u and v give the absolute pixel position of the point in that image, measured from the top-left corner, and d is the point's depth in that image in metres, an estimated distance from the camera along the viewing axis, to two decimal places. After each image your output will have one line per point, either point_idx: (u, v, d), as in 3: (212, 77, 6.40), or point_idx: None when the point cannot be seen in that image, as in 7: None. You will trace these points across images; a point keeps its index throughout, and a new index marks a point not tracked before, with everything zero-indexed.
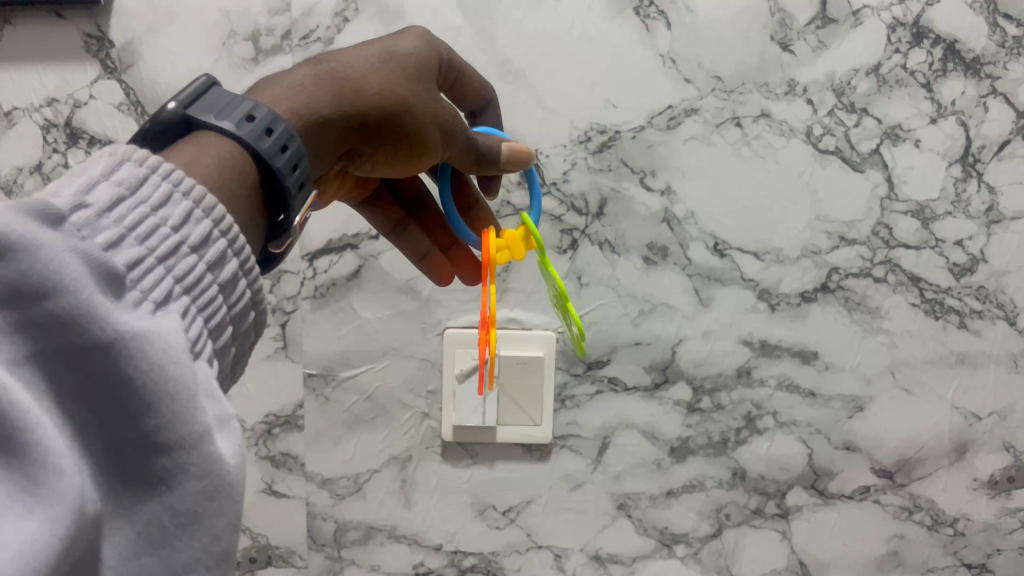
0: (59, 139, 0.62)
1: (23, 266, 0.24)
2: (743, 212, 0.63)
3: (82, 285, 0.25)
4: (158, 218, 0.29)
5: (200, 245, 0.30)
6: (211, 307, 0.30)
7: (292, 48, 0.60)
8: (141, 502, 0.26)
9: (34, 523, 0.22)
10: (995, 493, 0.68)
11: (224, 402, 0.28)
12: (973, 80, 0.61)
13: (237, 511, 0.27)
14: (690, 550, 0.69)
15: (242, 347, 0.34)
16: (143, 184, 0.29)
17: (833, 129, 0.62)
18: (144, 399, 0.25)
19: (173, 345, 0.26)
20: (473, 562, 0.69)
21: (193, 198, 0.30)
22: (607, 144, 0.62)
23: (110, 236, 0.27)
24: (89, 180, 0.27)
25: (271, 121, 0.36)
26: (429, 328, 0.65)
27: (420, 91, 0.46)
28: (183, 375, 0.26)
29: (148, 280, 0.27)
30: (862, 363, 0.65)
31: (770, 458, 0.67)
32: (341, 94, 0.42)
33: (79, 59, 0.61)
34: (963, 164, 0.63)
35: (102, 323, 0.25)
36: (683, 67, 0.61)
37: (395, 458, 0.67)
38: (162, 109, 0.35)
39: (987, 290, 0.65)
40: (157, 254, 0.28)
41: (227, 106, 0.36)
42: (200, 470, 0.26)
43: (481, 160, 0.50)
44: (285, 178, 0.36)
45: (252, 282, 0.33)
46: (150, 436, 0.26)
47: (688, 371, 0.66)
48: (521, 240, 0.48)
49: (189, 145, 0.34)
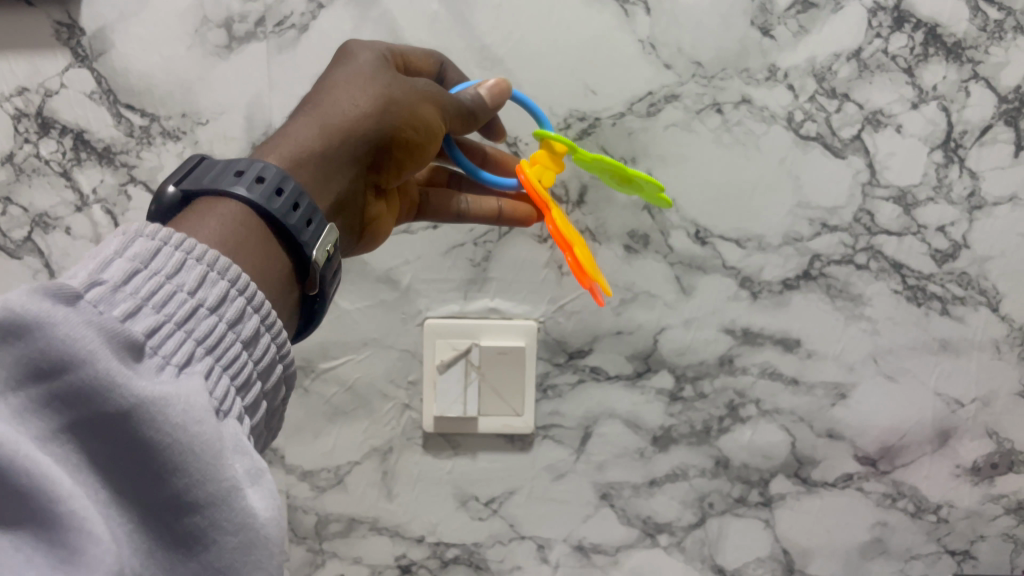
0: (30, 129, 0.61)
1: (40, 344, 0.27)
2: (725, 199, 0.63)
3: (98, 356, 0.28)
4: (173, 285, 0.32)
5: (218, 305, 0.33)
6: (236, 364, 0.33)
7: (266, 34, 0.60)
8: (179, 562, 0.30)
9: None
10: (979, 480, 0.68)
11: (256, 457, 0.31)
12: (955, 64, 0.61)
13: (276, 563, 0.30)
14: (673, 539, 0.68)
15: (274, 404, 0.37)
16: (156, 255, 0.32)
17: (814, 115, 0.61)
18: (170, 460, 0.29)
19: (196, 404, 0.29)
20: (455, 553, 0.68)
21: (206, 262, 0.33)
22: (587, 131, 0.62)
23: (126, 307, 0.30)
24: (104, 259, 0.30)
25: (260, 168, 0.39)
26: (409, 318, 0.64)
27: (393, 81, 0.46)
28: (206, 434, 0.29)
29: (169, 345, 0.31)
30: (844, 350, 0.65)
31: (753, 446, 0.67)
32: (329, 125, 0.44)
33: (49, 47, 0.60)
34: (945, 149, 0.62)
35: (122, 391, 0.28)
36: (663, 53, 0.60)
37: (375, 449, 0.66)
38: (162, 193, 0.38)
39: (969, 276, 0.64)
40: (176, 319, 0.31)
41: (219, 171, 0.39)
42: (234, 525, 0.29)
43: (474, 113, 0.50)
44: (289, 219, 0.38)
45: (277, 337, 0.36)
46: (180, 497, 0.29)
47: (670, 360, 0.65)
48: (547, 156, 0.54)
49: (192, 213, 0.37)
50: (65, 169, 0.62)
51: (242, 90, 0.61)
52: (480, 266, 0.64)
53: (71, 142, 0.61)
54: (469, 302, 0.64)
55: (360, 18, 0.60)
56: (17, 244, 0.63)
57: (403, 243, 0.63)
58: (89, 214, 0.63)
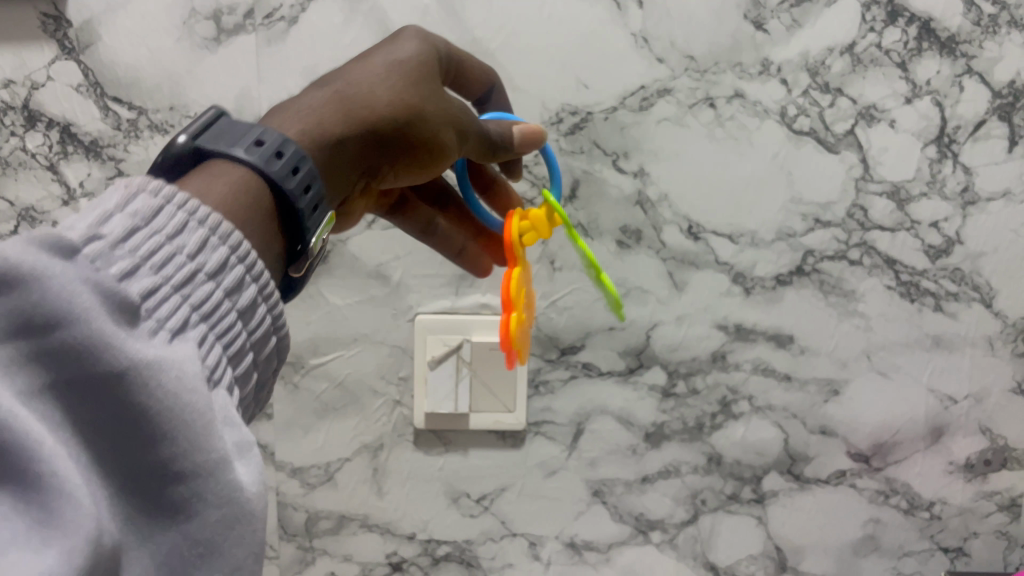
0: (16, 121, 0.60)
1: (34, 295, 0.24)
2: (717, 194, 0.62)
3: (93, 315, 0.25)
4: (172, 245, 0.28)
5: (217, 271, 0.30)
6: (230, 334, 0.30)
7: (255, 27, 0.59)
8: (160, 532, 0.26)
9: (52, 555, 0.22)
10: (972, 477, 0.67)
11: (243, 430, 0.28)
12: (949, 59, 0.61)
13: (259, 539, 0.27)
14: (666, 536, 0.68)
15: (265, 377, 0.34)
16: (158, 213, 0.29)
17: (807, 110, 0.61)
18: (159, 427, 0.25)
19: (189, 373, 0.26)
20: (447, 551, 0.68)
21: (209, 224, 0.30)
22: (579, 126, 0.61)
23: (123, 266, 0.27)
24: (102, 212, 0.27)
25: (281, 144, 0.35)
26: (399, 313, 0.64)
27: (430, 94, 0.43)
28: (199, 404, 0.26)
29: (164, 309, 0.27)
30: (837, 346, 0.65)
31: (746, 442, 0.66)
32: (353, 114, 0.41)
33: (35, 39, 0.59)
34: (939, 145, 0.62)
35: (115, 352, 0.25)
36: (655, 47, 0.60)
37: (366, 446, 0.66)
38: (172, 142, 0.34)
39: (963, 272, 0.64)
40: (173, 282, 0.28)
41: (237, 133, 0.35)
42: (218, 499, 0.26)
43: (496, 149, 0.48)
44: (299, 202, 0.35)
45: (274, 308, 0.33)
46: (166, 466, 0.26)
47: (662, 356, 0.65)
48: (546, 219, 0.48)
49: (200, 174, 0.33)
50: (52, 163, 0.61)
51: (231, 83, 0.60)
52: (471, 262, 0.64)
53: (57, 135, 0.61)
54: (460, 298, 0.64)
55: (350, 12, 0.59)
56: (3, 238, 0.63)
57: (394, 239, 0.63)
58: (76, 207, 0.62)
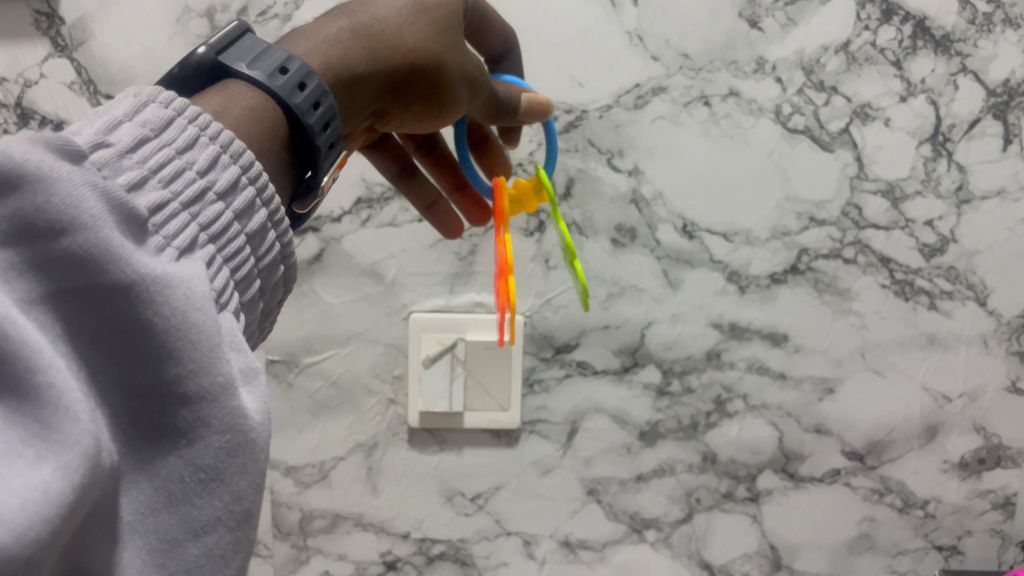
0: (9, 119, 0.60)
1: (38, 199, 0.22)
2: (712, 192, 0.62)
3: (101, 224, 0.23)
4: (183, 161, 0.28)
5: (227, 192, 0.29)
6: (239, 258, 0.29)
7: (249, 24, 0.59)
8: (162, 456, 0.25)
9: (47, 469, 0.21)
10: (966, 476, 0.67)
11: (249, 355, 0.28)
12: (943, 57, 0.61)
13: (259, 469, 0.27)
14: (661, 535, 0.68)
15: (269, 307, 0.34)
16: (168, 127, 0.28)
17: (802, 108, 0.61)
18: (164, 345, 0.24)
19: (197, 291, 0.25)
20: (441, 549, 0.68)
21: (219, 142, 0.29)
22: (574, 124, 0.61)
23: (132, 177, 0.25)
24: (111, 119, 0.26)
25: (304, 75, 0.35)
26: (394, 312, 0.64)
27: (452, 46, 0.43)
28: (206, 323, 0.25)
29: (172, 226, 0.26)
30: (832, 345, 0.65)
31: (740, 441, 0.66)
32: (374, 51, 0.40)
33: (28, 37, 0.59)
34: (933, 143, 0.62)
35: (122, 263, 0.23)
36: (650, 44, 0.60)
37: (360, 445, 0.66)
38: (193, 53, 0.34)
39: (957, 270, 0.64)
40: (183, 199, 0.27)
41: (262, 54, 0.35)
42: (222, 424, 0.25)
43: (501, 111, 0.48)
44: (316, 136, 0.35)
45: (282, 234, 0.32)
46: (170, 386, 0.24)
47: (657, 355, 0.65)
48: (532, 193, 0.49)
49: (220, 92, 0.33)
50: None
51: None
52: (466, 261, 0.64)
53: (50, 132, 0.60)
54: (455, 296, 0.64)
55: None
56: None
57: (389, 237, 0.63)
58: None
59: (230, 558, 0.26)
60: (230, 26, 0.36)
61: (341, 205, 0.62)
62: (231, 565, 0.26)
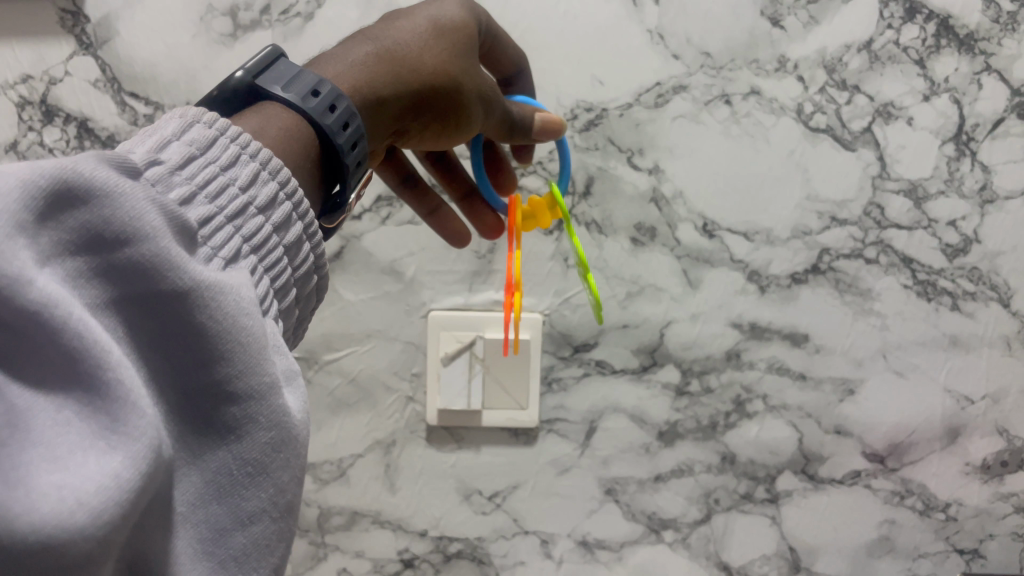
0: (34, 116, 0.60)
1: (106, 212, 0.23)
2: (734, 191, 0.62)
3: (161, 235, 0.24)
4: (226, 178, 0.28)
5: (267, 207, 0.29)
6: (277, 269, 0.29)
7: (271, 23, 0.60)
8: (211, 450, 0.25)
9: (118, 459, 0.21)
10: (988, 478, 0.67)
11: (289, 358, 0.28)
12: (967, 56, 0.60)
13: (300, 464, 0.27)
14: (679, 535, 0.67)
15: (305, 312, 0.35)
16: (212, 146, 0.28)
17: (824, 107, 0.61)
18: (218, 347, 0.24)
19: (244, 298, 0.26)
20: (458, 548, 0.67)
21: (259, 160, 0.30)
22: (594, 123, 0.61)
23: (182, 192, 0.26)
24: (161, 138, 0.26)
25: (335, 97, 0.35)
26: (413, 310, 0.64)
27: (469, 67, 0.43)
28: (254, 327, 0.25)
29: (219, 238, 0.27)
30: (853, 346, 0.64)
31: (760, 442, 0.66)
32: (399, 74, 0.41)
33: (53, 35, 0.59)
34: (957, 142, 0.62)
35: (180, 270, 0.24)
36: (671, 43, 0.60)
37: (379, 442, 0.66)
38: (230, 77, 0.34)
39: (980, 271, 0.63)
40: (226, 213, 0.27)
41: (295, 78, 0.35)
42: (268, 421, 0.25)
43: (514, 129, 0.48)
44: (345, 155, 0.36)
45: (316, 246, 0.32)
46: (220, 386, 0.25)
47: (676, 354, 0.65)
48: (546, 208, 0.51)
49: (256, 114, 0.33)
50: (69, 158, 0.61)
51: None
52: (484, 259, 0.64)
53: (75, 130, 0.61)
54: (474, 294, 0.64)
55: (365, 7, 0.60)
56: None
57: (409, 234, 0.63)
58: None
59: (274, 548, 0.26)
60: (264, 49, 0.36)
61: (361, 203, 0.63)
62: (274, 553, 0.26)
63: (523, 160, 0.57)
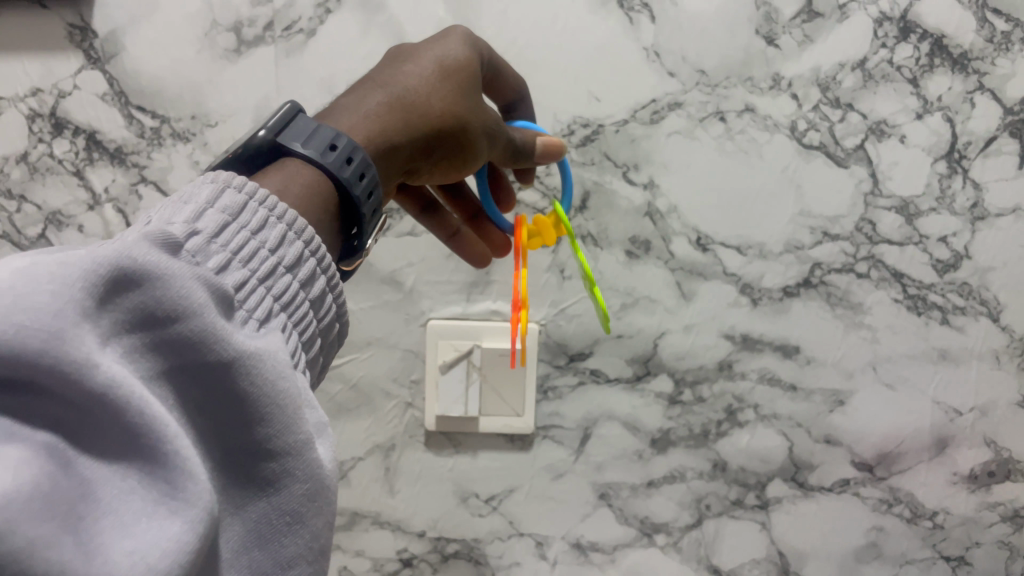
0: (44, 129, 0.62)
1: (158, 293, 0.25)
2: (727, 206, 0.63)
3: (207, 310, 0.27)
4: (257, 241, 0.31)
5: (294, 265, 0.32)
6: (304, 322, 0.33)
7: (274, 39, 0.61)
8: (251, 502, 0.28)
9: (177, 524, 0.24)
10: (975, 488, 0.68)
11: (319, 412, 0.30)
12: (960, 75, 0.61)
13: (333, 511, 0.30)
14: (670, 539, 0.69)
15: (328, 355, 0.37)
16: (243, 211, 0.31)
17: (817, 125, 0.62)
18: (259, 409, 0.27)
19: (281, 361, 0.29)
20: (455, 548, 0.69)
21: (286, 221, 0.33)
22: (590, 138, 0.62)
23: (219, 260, 0.29)
24: (197, 208, 0.29)
25: (351, 150, 0.39)
26: (412, 319, 0.66)
27: (473, 106, 0.46)
28: (291, 389, 0.28)
29: (252, 300, 0.30)
30: (844, 357, 0.66)
31: (751, 450, 0.67)
32: (409, 121, 0.43)
33: (62, 49, 0.61)
34: (949, 160, 0.62)
35: (225, 342, 0.27)
36: (667, 60, 0.61)
37: (378, 446, 0.68)
38: (254, 136, 0.38)
39: (971, 286, 0.64)
40: (258, 275, 0.30)
41: (313, 132, 0.38)
42: (304, 475, 0.28)
43: (517, 157, 0.51)
44: (362, 204, 0.39)
45: (338, 295, 0.35)
46: (261, 445, 0.28)
47: (669, 364, 0.66)
48: (551, 226, 0.52)
49: (278, 172, 0.37)
50: (78, 169, 0.63)
51: (251, 93, 0.62)
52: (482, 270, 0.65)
53: (83, 142, 0.62)
54: (471, 304, 0.66)
55: (365, 24, 0.61)
56: (31, 240, 0.64)
57: (408, 245, 0.65)
58: (101, 212, 0.64)
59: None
60: (283, 106, 0.39)
61: None
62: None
63: (525, 180, 0.58)
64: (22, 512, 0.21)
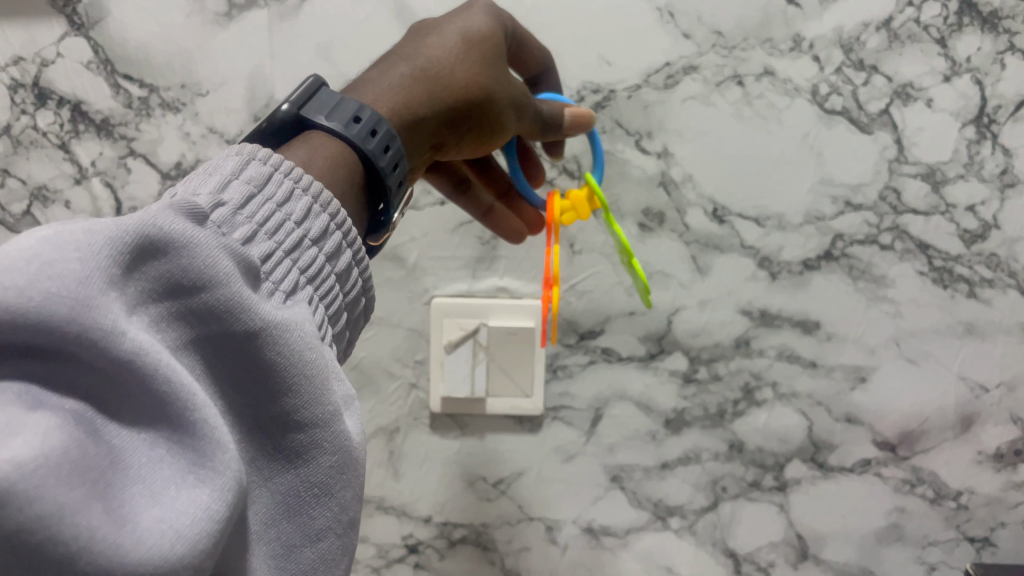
0: (27, 99, 0.59)
1: (186, 260, 0.25)
2: (745, 176, 0.60)
3: (234, 279, 0.26)
4: (283, 213, 0.30)
5: (320, 238, 0.32)
6: (330, 297, 0.32)
7: (268, 2, 0.58)
8: (279, 474, 0.28)
9: (208, 493, 0.23)
10: (1001, 467, 0.65)
11: (346, 385, 0.31)
12: (990, 35, 0.58)
13: (359, 483, 0.30)
14: (685, 522, 0.67)
15: (353, 333, 0.37)
16: (268, 182, 0.30)
17: (840, 88, 0.59)
18: (288, 381, 0.27)
19: (307, 333, 0.28)
20: (463, 534, 0.67)
21: (311, 193, 0.32)
22: (602, 104, 0.59)
23: (245, 231, 0.28)
24: (222, 179, 0.29)
25: (376, 122, 0.37)
26: (416, 297, 0.63)
27: (500, 77, 0.43)
28: (318, 361, 0.28)
29: (279, 272, 0.29)
30: (865, 333, 0.63)
31: (768, 429, 0.65)
32: (434, 92, 0.41)
33: (44, 15, 0.58)
34: (977, 125, 0.59)
35: (253, 312, 0.26)
36: (682, 21, 0.58)
37: (382, 429, 0.65)
38: (276, 110, 0.36)
39: (999, 257, 0.61)
40: (285, 247, 0.30)
41: (337, 105, 0.37)
42: (332, 446, 0.28)
43: (546, 128, 0.48)
44: (388, 178, 0.37)
45: (364, 271, 0.35)
46: (290, 417, 0.27)
47: (684, 342, 0.64)
48: (586, 200, 0.49)
49: (302, 145, 0.35)
50: (63, 141, 0.60)
51: (244, 63, 0.58)
52: (489, 245, 0.62)
53: (68, 113, 0.59)
54: (478, 280, 0.63)
55: None
56: (15, 217, 0.61)
57: (411, 220, 0.62)
58: (88, 186, 0.61)
59: (339, 562, 0.29)
60: (305, 79, 0.37)
61: None
62: (338, 567, 0.29)
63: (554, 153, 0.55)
64: (53, 479, 0.20)
